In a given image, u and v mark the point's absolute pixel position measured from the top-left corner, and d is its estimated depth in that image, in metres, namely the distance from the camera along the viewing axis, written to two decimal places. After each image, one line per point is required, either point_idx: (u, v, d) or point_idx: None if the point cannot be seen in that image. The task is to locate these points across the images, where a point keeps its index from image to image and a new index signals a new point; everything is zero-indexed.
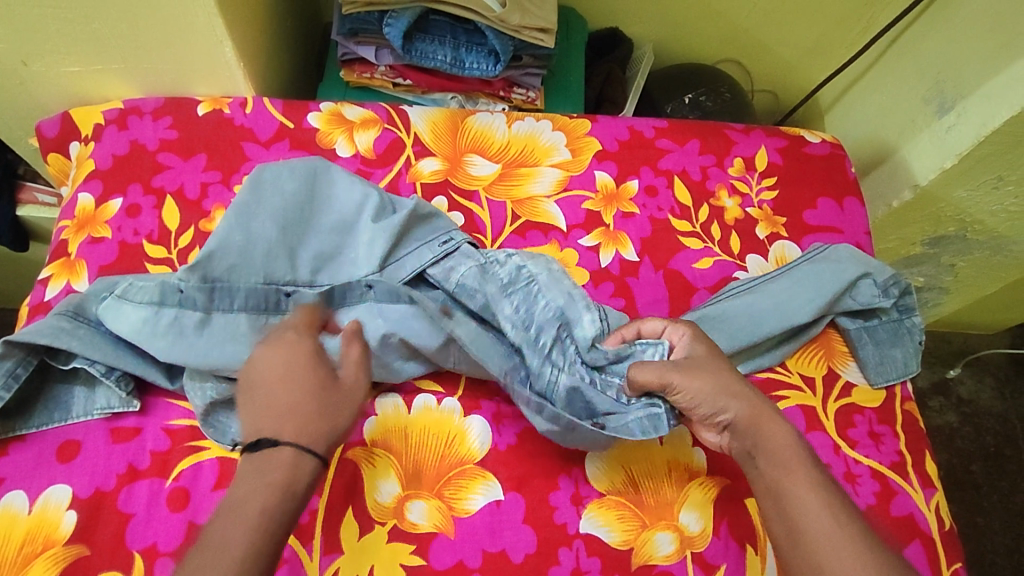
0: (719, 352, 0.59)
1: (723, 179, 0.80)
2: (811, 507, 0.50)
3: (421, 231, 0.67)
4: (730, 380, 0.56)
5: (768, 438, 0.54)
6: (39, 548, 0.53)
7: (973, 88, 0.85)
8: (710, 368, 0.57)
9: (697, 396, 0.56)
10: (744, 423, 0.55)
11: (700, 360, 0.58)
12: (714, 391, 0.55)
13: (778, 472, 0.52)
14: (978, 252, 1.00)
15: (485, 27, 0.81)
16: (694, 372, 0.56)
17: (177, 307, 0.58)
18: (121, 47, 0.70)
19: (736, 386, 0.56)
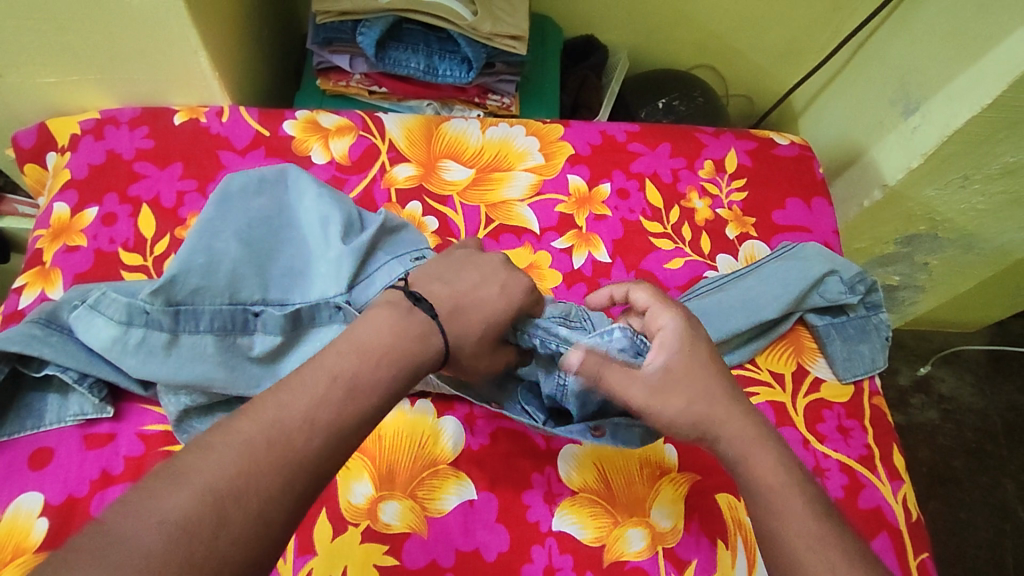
0: (705, 361, 0.53)
1: (694, 181, 0.82)
2: (798, 535, 0.46)
3: (392, 245, 0.66)
4: (713, 403, 0.51)
5: (744, 464, 0.50)
6: (10, 555, 0.54)
7: (935, 89, 0.87)
8: (693, 386, 0.51)
9: (670, 416, 0.51)
10: (724, 445, 0.51)
11: (680, 375, 0.52)
12: (692, 408, 0.51)
13: (766, 499, 0.48)
14: (950, 250, 1.02)
15: (457, 36, 0.83)
16: (665, 386, 0.51)
17: (143, 328, 0.57)
18: (96, 57, 0.71)
19: (718, 409, 0.51)
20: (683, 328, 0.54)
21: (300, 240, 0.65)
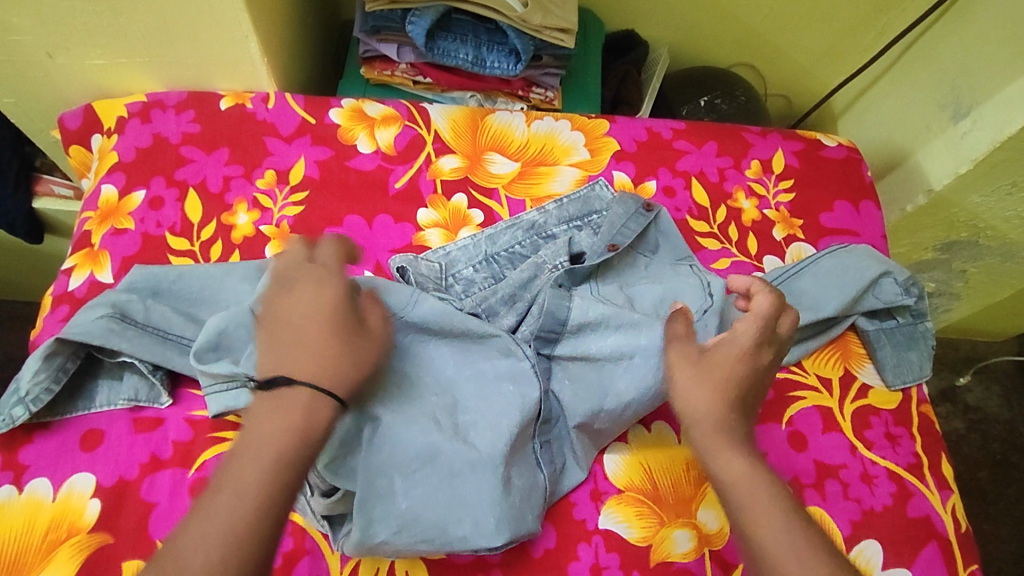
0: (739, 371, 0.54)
1: (741, 181, 0.81)
2: (776, 527, 0.47)
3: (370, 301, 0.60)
4: (726, 409, 0.52)
5: (724, 475, 0.50)
6: (63, 535, 0.54)
7: (988, 95, 0.86)
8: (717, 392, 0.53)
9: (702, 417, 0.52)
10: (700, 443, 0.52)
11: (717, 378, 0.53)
12: (698, 395, 0.53)
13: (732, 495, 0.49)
14: (990, 258, 1.00)
15: (507, 27, 0.82)
16: (690, 364, 0.54)
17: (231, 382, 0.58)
18: (146, 40, 0.71)
19: (727, 411, 0.52)
20: (761, 319, 0.56)
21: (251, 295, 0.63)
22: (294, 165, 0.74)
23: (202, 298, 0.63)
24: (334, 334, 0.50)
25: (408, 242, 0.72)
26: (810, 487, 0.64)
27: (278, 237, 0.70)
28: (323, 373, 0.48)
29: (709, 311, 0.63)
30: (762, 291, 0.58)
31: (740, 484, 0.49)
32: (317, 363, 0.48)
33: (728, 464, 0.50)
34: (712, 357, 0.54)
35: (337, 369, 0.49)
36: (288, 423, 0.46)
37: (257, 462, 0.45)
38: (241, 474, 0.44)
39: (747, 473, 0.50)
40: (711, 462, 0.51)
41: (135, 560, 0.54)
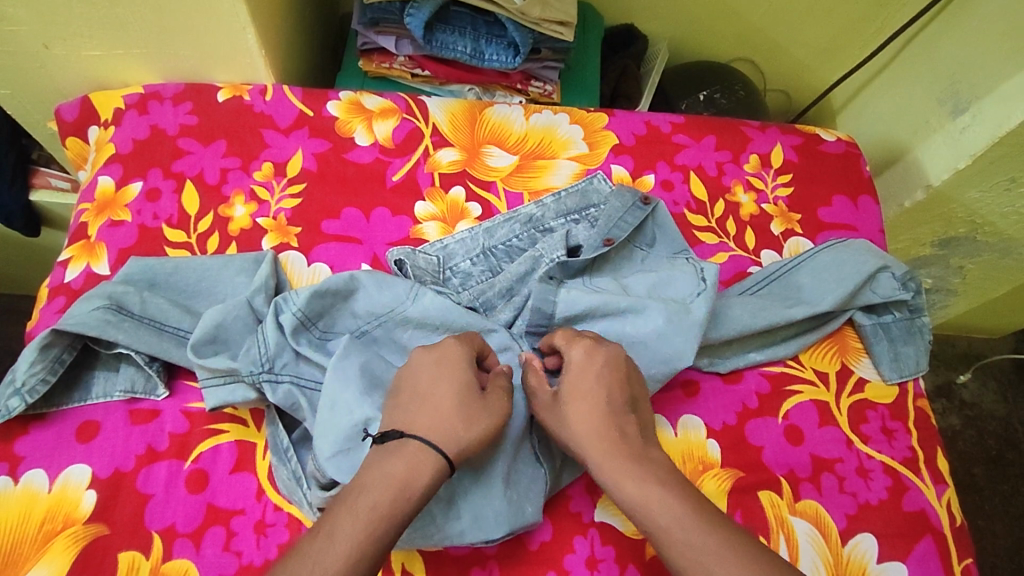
0: (596, 385, 0.54)
1: (739, 175, 0.81)
2: (666, 519, 0.47)
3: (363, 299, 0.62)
4: (597, 424, 0.52)
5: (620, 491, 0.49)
6: (59, 526, 0.54)
7: (988, 90, 0.85)
8: (581, 409, 0.53)
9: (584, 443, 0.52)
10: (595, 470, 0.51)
11: (577, 399, 0.54)
12: (579, 441, 0.52)
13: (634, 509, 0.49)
14: (987, 255, 0.99)
15: (505, 19, 0.82)
16: (558, 417, 0.54)
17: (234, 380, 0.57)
18: (143, 31, 0.70)
19: (596, 426, 0.52)
20: (585, 362, 0.55)
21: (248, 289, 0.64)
22: (291, 157, 0.74)
23: (199, 291, 0.64)
24: (466, 401, 0.51)
25: (405, 235, 0.72)
26: (806, 481, 0.64)
27: (275, 229, 0.70)
28: (453, 440, 0.49)
29: (703, 295, 0.65)
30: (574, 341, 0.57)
31: (632, 496, 0.49)
32: (451, 430, 0.49)
33: (629, 491, 0.49)
34: (566, 402, 0.54)
35: (469, 436, 0.50)
36: (417, 481, 0.47)
37: (379, 496, 0.45)
38: (366, 505, 0.44)
39: (651, 494, 0.48)
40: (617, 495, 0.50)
41: (131, 552, 0.54)
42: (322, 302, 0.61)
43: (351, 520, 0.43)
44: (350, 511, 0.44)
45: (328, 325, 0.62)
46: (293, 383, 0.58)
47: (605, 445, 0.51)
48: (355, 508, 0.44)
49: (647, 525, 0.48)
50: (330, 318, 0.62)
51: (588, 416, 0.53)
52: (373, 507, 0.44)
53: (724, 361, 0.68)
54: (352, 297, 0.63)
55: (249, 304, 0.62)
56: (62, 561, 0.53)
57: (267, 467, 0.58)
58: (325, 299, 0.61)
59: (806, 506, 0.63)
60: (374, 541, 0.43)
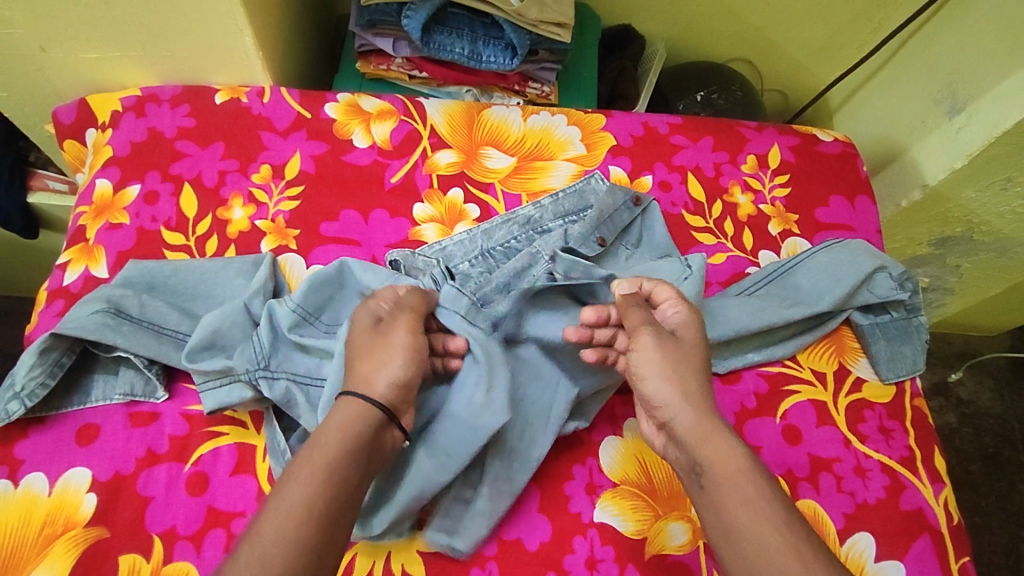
0: (703, 350, 0.54)
1: (736, 176, 0.81)
2: (747, 494, 0.46)
3: (359, 286, 0.64)
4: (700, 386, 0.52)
5: (711, 455, 0.48)
6: (59, 529, 0.54)
7: (984, 90, 0.86)
8: (687, 363, 0.52)
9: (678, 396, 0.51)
10: (687, 426, 0.50)
11: (686, 352, 0.53)
12: (677, 389, 0.51)
13: (721, 478, 0.47)
14: (983, 253, 0.99)
15: (503, 21, 0.82)
16: (668, 353, 0.52)
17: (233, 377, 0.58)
18: (139, 34, 0.70)
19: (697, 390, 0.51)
20: (695, 325, 0.56)
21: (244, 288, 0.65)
22: (289, 160, 0.74)
23: (198, 293, 0.64)
24: (364, 338, 0.54)
25: (404, 236, 0.72)
26: (804, 480, 0.64)
27: (273, 231, 0.70)
28: (362, 378, 0.52)
29: (689, 279, 0.66)
30: (685, 302, 0.57)
31: (727, 464, 0.48)
32: (359, 372, 0.52)
33: (724, 456, 0.48)
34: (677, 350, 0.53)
35: (373, 367, 0.52)
36: (330, 423, 0.49)
37: (314, 464, 0.46)
38: (301, 471, 0.45)
39: (745, 466, 0.48)
40: (703, 455, 0.48)
41: (132, 554, 0.54)
42: (320, 293, 0.62)
43: (289, 490, 0.44)
44: (287, 482, 0.45)
45: (335, 318, 0.63)
46: (291, 380, 0.59)
47: (707, 407, 0.51)
48: (291, 480, 0.45)
49: (723, 492, 0.47)
50: (333, 311, 0.63)
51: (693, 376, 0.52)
52: (308, 473, 0.45)
53: (723, 362, 0.68)
54: (346, 287, 0.64)
55: (246, 308, 0.61)
56: (63, 564, 0.53)
57: (267, 469, 0.58)
58: (322, 291, 0.62)
59: (804, 505, 0.63)
60: (316, 507, 0.44)
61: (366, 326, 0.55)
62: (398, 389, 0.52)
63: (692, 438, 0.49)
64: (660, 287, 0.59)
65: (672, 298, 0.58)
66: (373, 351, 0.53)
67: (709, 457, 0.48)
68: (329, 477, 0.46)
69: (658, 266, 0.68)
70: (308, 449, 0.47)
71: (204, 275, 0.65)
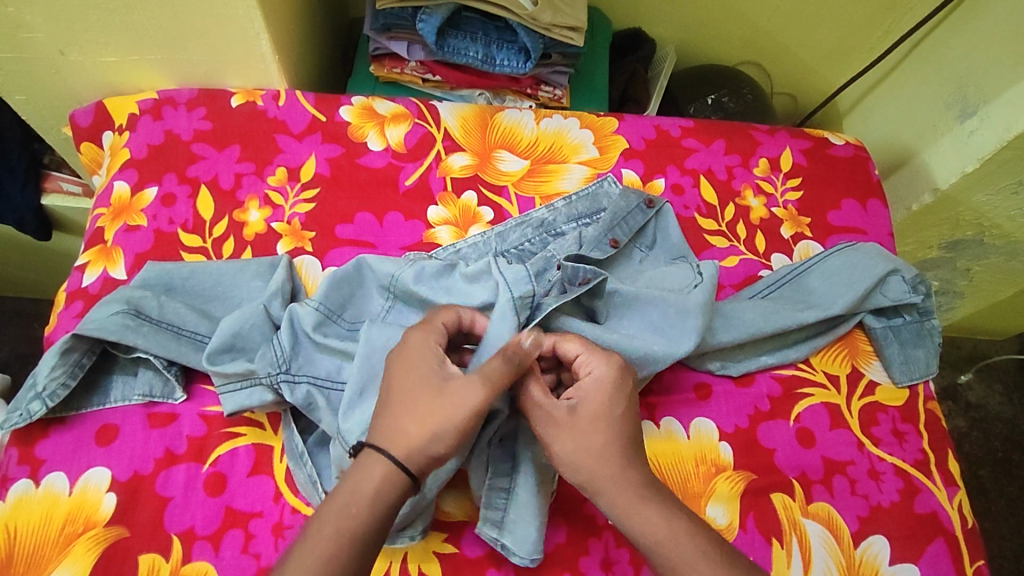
0: (614, 409, 0.52)
1: (749, 179, 0.81)
2: (689, 561, 0.48)
3: (370, 284, 0.65)
4: (604, 456, 0.50)
5: (635, 527, 0.49)
6: (80, 528, 0.54)
7: (995, 93, 0.86)
8: (587, 433, 0.51)
9: (584, 476, 0.51)
10: (604, 504, 0.50)
11: (585, 420, 0.51)
12: (586, 459, 0.50)
13: (651, 545, 0.49)
14: (994, 257, 0.99)
15: (516, 25, 0.82)
16: (565, 431, 0.51)
17: (252, 381, 0.58)
18: (159, 38, 0.71)
19: (603, 463, 0.50)
20: (609, 378, 0.53)
21: (260, 288, 0.65)
22: (305, 162, 0.75)
23: (215, 295, 0.65)
24: (415, 392, 0.50)
25: (418, 239, 0.72)
26: (818, 483, 0.65)
27: (289, 234, 0.71)
28: (403, 440, 0.49)
29: (699, 286, 0.66)
30: (594, 359, 0.54)
31: (657, 531, 0.49)
32: (401, 430, 0.49)
33: (644, 525, 0.49)
34: (580, 419, 0.51)
35: (422, 432, 0.49)
36: (363, 487, 0.47)
37: (340, 518, 0.46)
38: (325, 522, 0.46)
39: (667, 531, 0.49)
40: (627, 526, 0.50)
41: (152, 554, 0.54)
42: (342, 292, 0.63)
43: (311, 543, 0.45)
44: (311, 530, 0.46)
45: (356, 316, 0.64)
46: (311, 384, 0.59)
47: (620, 476, 0.50)
48: (316, 529, 0.46)
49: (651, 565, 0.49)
50: (355, 309, 0.64)
51: (603, 446, 0.51)
52: (331, 521, 0.46)
53: (736, 364, 0.69)
54: (366, 283, 0.65)
55: (266, 310, 0.62)
56: (83, 563, 0.53)
57: (284, 469, 0.59)
58: (343, 289, 0.63)
59: (818, 508, 0.63)
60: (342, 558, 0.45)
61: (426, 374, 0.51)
62: (434, 460, 0.49)
63: (613, 513, 0.50)
64: (564, 342, 0.56)
65: (581, 355, 0.55)
66: (420, 412, 0.49)
67: (631, 530, 0.49)
68: (354, 527, 0.46)
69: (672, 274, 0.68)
70: (336, 493, 0.47)
71: (220, 277, 0.65)
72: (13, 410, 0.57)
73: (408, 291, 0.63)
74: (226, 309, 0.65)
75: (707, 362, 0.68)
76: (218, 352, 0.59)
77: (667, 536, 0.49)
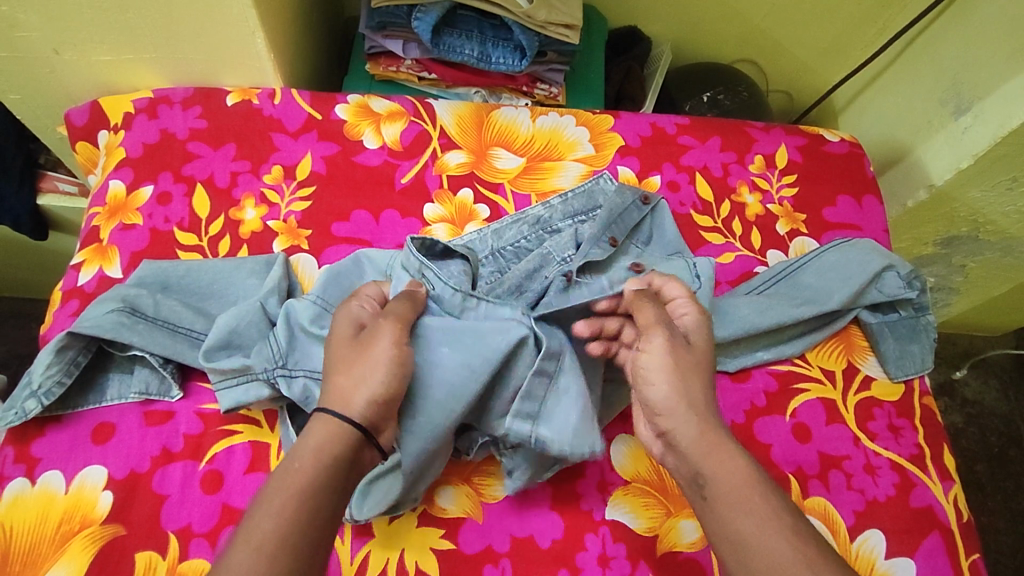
0: (710, 345, 0.55)
1: (744, 176, 0.81)
2: (760, 510, 0.46)
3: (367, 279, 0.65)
4: (697, 393, 0.51)
5: (717, 470, 0.48)
6: (76, 527, 0.54)
7: (989, 90, 0.86)
8: (692, 363, 0.53)
9: (674, 408, 0.50)
10: (690, 440, 0.50)
11: (698, 349, 0.54)
12: (681, 390, 0.51)
13: (727, 493, 0.47)
14: (989, 253, 1.00)
15: (512, 23, 0.83)
16: (671, 351, 0.52)
17: (250, 378, 0.58)
18: (153, 36, 0.71)
19: (698, 400, 0.51)
20: (704, 320, 0.57)
21: (257, 286, 0.65)
22: (301, 160, 0.75)
23: (211, 292, 0.65)
24: (342, 353, 0.52)
25: (415, 237, 0.72)
26: (814, 477, 0.65)
27: (285, 232, 0.71)
28: (338, 396, 0.49)
29: (698, 287, 0.67)
30: (693, 304, 0.58)
31: (738, 474, 0.48)
32: (336, 387, 0.50)
33: (726, 469, 0.48)
34: (695, 347, 0.54)
35: (351, 383, 0.50)
36: (313, 449, 0.47)
37: (287, 491, 0.44)
38: (272, 499, 0.44)
39: (749, 479, 0.48)
40: (709, 466, 0.48)
41: (148, 552, 0.54)
42: (340, 286, 0.63)
43: (259, 518, 0.43)
44: (256, 510, 0.44)
45: None
46: (308, 378, 0.58)
47: (710, 417, 0.51)
48: (262, 508, 0.44)
49: (724, 510, 0.47)
50: None
51: (698, 378, 0.53)
52: (281, 500, 0.44)
53: (732, 360, 0.69)
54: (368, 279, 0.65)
55: (263, 306, 0.62)
56: (80, 562, 0.53)
57: (281, 465, 0.59)
58: (344, 282, 0.64)
59: (814, 502, 0.64)
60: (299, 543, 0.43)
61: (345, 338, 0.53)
62: (377, 407, 0.50)
63: (697, 451, 0.49)
64: (672, 286, 0.59)
65: (683, 300, 0.58)
66: (348, 367, 0.51)
67: (716, 471, 0.48)
68: (305, 502, 0.44)
69: (669, 271, 0.68)
70: (283, 471, 0.46)
71: (216, 275, 0.65)
72: (9, 408, 0.57)
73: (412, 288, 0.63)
74: (222, 307, 0.64)
75: None
76: (214, 349, 0.59)
77: (742, 483, 0.47)
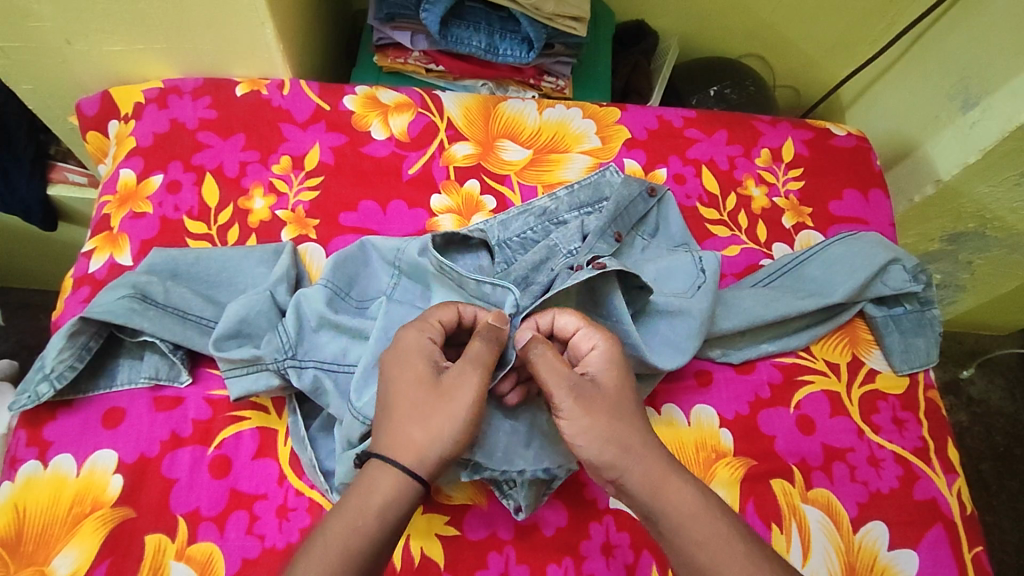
0: (627, 379, 0.53)
1: (750, 169, 0.81)
2: (718, 533, 0.48)
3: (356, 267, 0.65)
4: (630, 433, 0.50)
5: (667, 506, 0.48)
6: (87, 509, 0.55)
7: (997, 85, 0.86)
8: (615, 407, 0.51)
9: (614, 457, 0.49)
10: (636, 480, 0.49)
11: (607, 393, 0.52)
12: (614, 433, 0.50)
13: (680, 523, 0.48)
14: (997, 250, 1.00)
15: (519, 15, 0.83)
16: (595, 407, 0.50)
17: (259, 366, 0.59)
18: (164, 27, 0.71)
19: (633, 441, 0.50)
20: (612, 350, 0.54)
21: (262, 275, 0.66)
22: (309, 150, 0.75)
23: (220, 281, 0.65)
24: (419, 400, 0.50)
25: (421, 227, 0.73)
26: (818, 469, 0.65)
27: (293, 221, 0.71)
28: (412, 447, 0.48)
29: (703, 288, 0.67)
30: (596, 332, 0.55)
31: (687, 506, 0.48)
32: (410, 437, 0.49)
33: (676, 501, 0.49)
34: (605, 391, 0.52)
35: (427, 439, 0.49)
36: (374, 485, 0.47)
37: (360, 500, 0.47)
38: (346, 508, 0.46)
39: (702, 505, 0.49)
40: (656, 505, 0.48)
41: (157, 535, 0.55)
42: (346, 271, 0.64)
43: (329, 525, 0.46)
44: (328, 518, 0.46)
45: (361, 294, 0.65)
46: (319, 368, 0.59)
47: (649, 452, 0.50)
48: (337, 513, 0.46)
49: (683, 535, 0.48)
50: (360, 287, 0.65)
51: (630, 413, 0.51)
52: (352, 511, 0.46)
53: (737, 352, 0.69)
54: (371, 262, 0.66)
55: (272, 296, 0.63)
56: (91, 544, 0.54)
57: (289, 452, 0.59)
58: (348, 267, 0.65)
59: (817, 494, 0.64)
60: (351, 543, 0.45)
61: (423, 379, 0.51)
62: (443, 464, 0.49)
63: (644, 491, 0.49)
64: (561, 317, 0.56)
65: (583, 330, 0.55)
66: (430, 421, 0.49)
67: (664, 508, 0.48)
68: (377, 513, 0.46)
69: (673, 265, 0.69)
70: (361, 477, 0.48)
71: (223, 265, 0.66)
72: (22, 392, 0.58)
73: (414, 264, 0.64)
74: (229, 296, 0.65)
75: (707, 350, 0.69)
76: (224, 339, 0.60)
77: (693, 511, 0.48)
